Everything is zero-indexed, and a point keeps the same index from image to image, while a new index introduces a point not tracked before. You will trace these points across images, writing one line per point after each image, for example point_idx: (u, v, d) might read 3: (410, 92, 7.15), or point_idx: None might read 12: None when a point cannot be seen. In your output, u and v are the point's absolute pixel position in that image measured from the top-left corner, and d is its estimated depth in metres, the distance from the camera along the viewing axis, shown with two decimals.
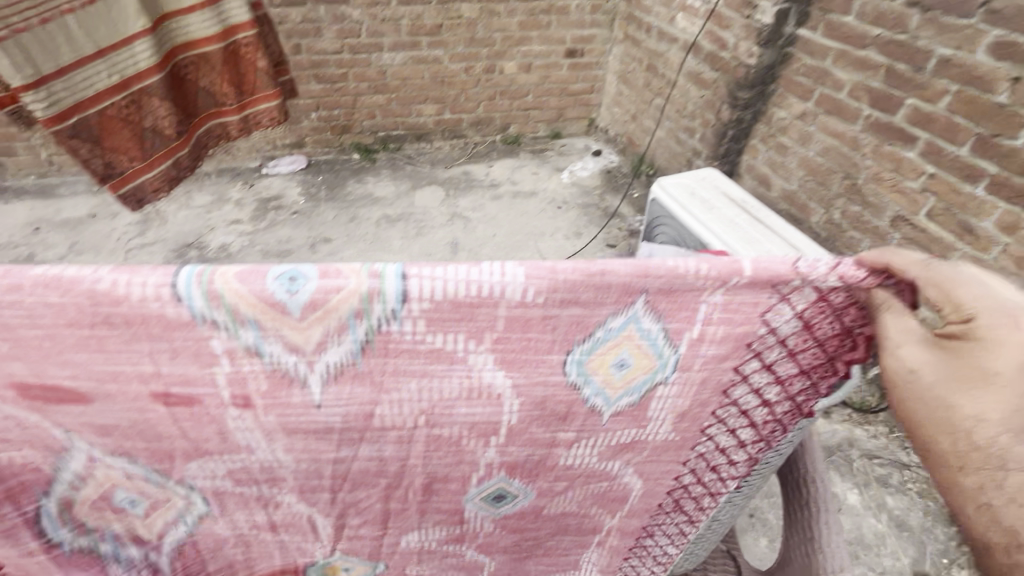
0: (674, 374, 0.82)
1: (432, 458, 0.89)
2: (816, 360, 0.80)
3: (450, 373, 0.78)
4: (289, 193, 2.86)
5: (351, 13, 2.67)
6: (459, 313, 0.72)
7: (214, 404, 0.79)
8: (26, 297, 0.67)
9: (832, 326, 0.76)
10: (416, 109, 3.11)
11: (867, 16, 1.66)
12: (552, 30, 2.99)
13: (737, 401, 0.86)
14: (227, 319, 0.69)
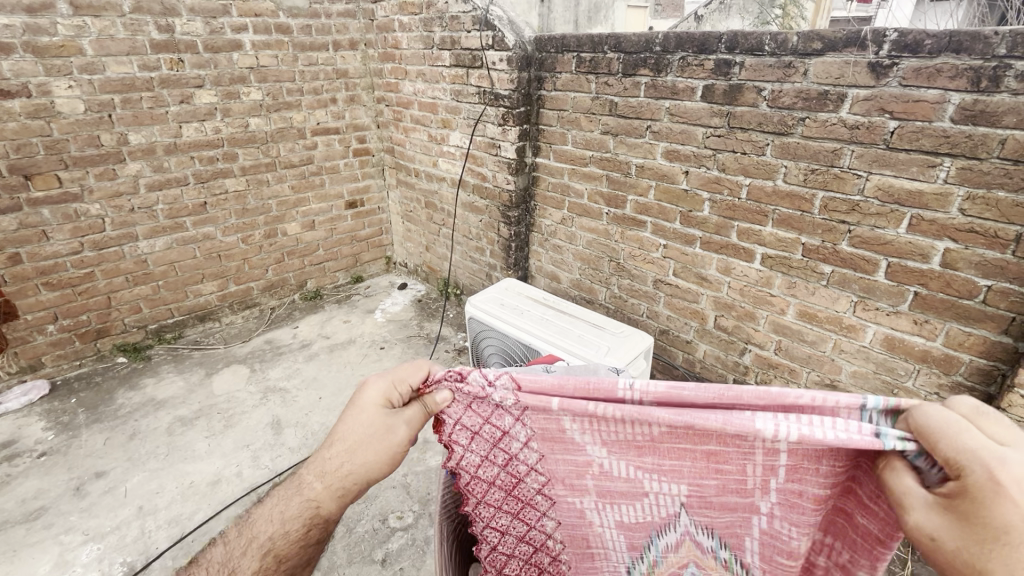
0: (508, 389, 0.91)
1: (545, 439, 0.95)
2: (483, 404, 0.95)
3: (461, 390, 0.94)
4: (27, 432, 2.21)
5: (86, 209, 2.36)
6: (467, 393, 0.94)
7: (402, 435, 0.92)
8: (337, 473, 0.91)
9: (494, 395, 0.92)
10: (192, 290, 2.80)
11: (580, 144, 2.16)
12: (326, 188, 3.10)
13: (515, 399, 0.91)
14: (404, 392, 0.96)
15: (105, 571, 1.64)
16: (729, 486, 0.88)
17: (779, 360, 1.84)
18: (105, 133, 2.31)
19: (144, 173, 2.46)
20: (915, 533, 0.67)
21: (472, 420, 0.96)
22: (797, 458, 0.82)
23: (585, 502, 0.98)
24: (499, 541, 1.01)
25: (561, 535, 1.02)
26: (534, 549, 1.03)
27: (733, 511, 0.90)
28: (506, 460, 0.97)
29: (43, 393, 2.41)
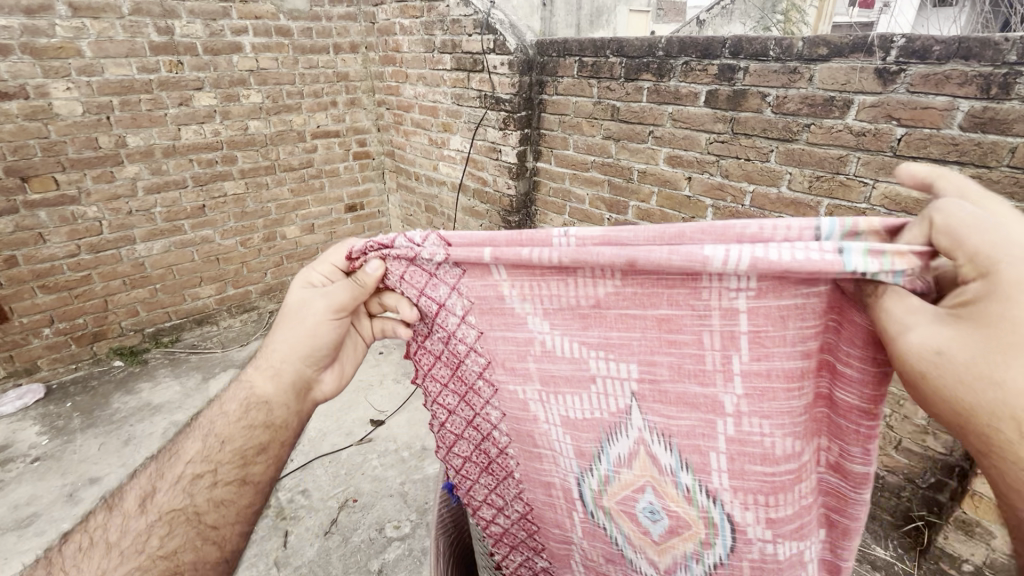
0: (440, 249, 0.85)
1: (485, 310, 0.87)
2: (416, 271, 0.89)
3: (400, 259, 0.90)
4: (21, 437, 2.18)
5: (84, 211, 2.35)
6: (401, 260, 0.90)
7: (317, 308, 0.93)
8: (270, 357, 0.95)
9: (423, 257, 0.87)
10: (190, 294, 2.78)
11: (582, 149, 2.14)
12: (326, 191, 3.08)
13: (445, 257, 0.85)
14: (326, 273, 0.95)
15: None
16: (684, 364, 0.74)
17: None
18: (103, 135, 2.29)
19: (142, 175, 2.44)
20: (913, 354, 0.57)
21: (409, 289, 0.91)
22: (764, 314, 0.67)
23: (526, 388, 0.87)
24: (447, 420, 0.95)
25: (506, 432, 0.93)
26: (482, 441, 0.95)
27: (694, 404, 0.75)
28: (446, 334, 0.91)
29: (38, 397, 2.39)
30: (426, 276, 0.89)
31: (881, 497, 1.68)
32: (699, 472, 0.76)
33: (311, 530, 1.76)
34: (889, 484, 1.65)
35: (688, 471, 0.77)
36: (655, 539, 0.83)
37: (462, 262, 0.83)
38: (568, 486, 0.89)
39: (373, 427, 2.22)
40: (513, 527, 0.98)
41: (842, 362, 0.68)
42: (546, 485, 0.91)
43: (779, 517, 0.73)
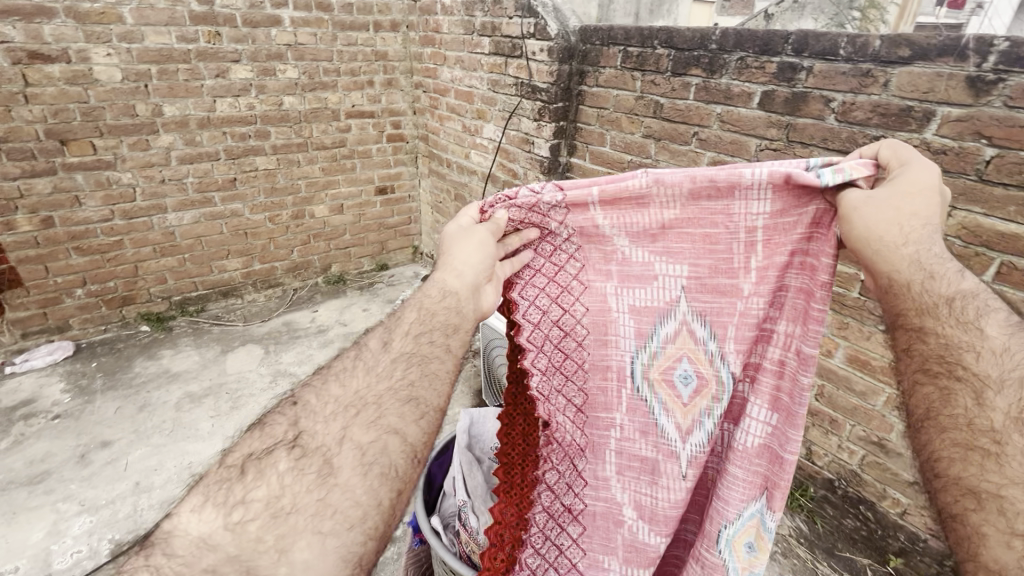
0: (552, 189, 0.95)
1: (586, 237, 0.96)
2: (527, 210, 0.97)
3: (521, 206, 0.97)
4: (47, 392, 2.26)
5: (119, 177, 2.38)
6: (521, 210, 0.98)
7: (487, 232, 0.95)
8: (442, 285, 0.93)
9: (538, 197, 0.96)
10: (218, 266, 2.81)
11: (619, 146, 1.98)
12: (357, 172, 3.04)
13: (555, 195, 0.95)
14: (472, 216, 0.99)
15: (92, 546, 1.63)
16: (719, 266, 0.87)
17: (819, 407, 1.63)
18: (140, 103, 2.31)
19: (176, 145, 2.45)
20: (848, 200, 0.75)
21: (526, 225, 0.98)
22: (773, 225, 0.83)
23: (603, 285, 0.96)
24: (531, 331, 0.96)
25: (587, 343, 0.97)
26: (564, 339, 0.97)
27: (722, 292, 0.88)
28: (550, 250, 0.99)
29: (67, 353, 2.47)
30: (535, 215, 0.97)
31: (919, 561, 1.51)
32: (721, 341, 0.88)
33: None
34: (931, 550, 1.49)
35: (714, 342, 0.89)
36: (684, 408, 0.91)
37: (575, 199, 0.93)
38: (622, 368, 0.95)
39: None
40: (567, 428, 0.98)
41: (812, 255, 0.80)
42: (605, 369, 0.96)
43: (763, 370, 0.85)
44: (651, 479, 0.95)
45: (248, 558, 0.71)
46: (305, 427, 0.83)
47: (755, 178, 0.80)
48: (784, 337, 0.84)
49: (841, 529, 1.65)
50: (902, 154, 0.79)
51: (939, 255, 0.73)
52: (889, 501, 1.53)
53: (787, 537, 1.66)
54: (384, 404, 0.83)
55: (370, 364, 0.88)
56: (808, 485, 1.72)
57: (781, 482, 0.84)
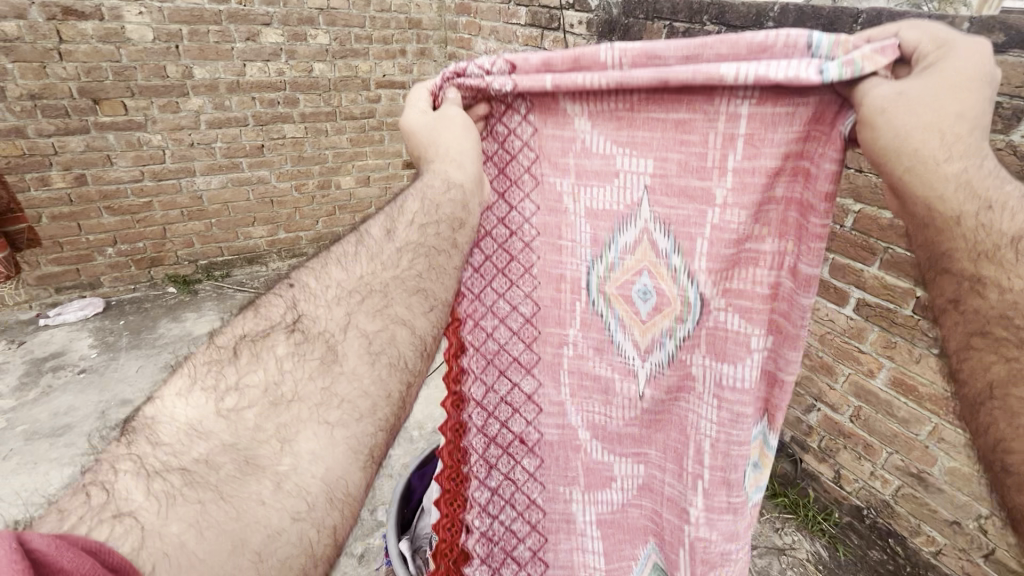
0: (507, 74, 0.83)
1: (548, 126, 0.87)
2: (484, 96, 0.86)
3: (474, 88, 0.85)
4: (76, 346, 2.33)
5: (149, 138, 2.39)
6: (473, 86, 0.85)
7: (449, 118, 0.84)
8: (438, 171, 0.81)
9: (495, 79, 0.83)
10: (243, 232, 2.82)
11: None
12: (386, 144, 2.98)
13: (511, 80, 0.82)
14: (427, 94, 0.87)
15: None
16: (690, 162, 0.79)
17: (853, 429, 1.50)
18: (171, 64, 2.29)
19: (206, 109, 2.44)
20: (870, 104, 0.60)
21: (481, 111, 0.87)
22: (758, 120, 0.72)
23: (560, 181, 0.89)
24: (491, 233, 0.93)
25: (539, 242, 0.92)
26: (512, 237, 0.92)
27: (692, 197, 0.80)
28: (504, 134, 0.89)
29: (98, 310, 2.54)
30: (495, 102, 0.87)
31: None
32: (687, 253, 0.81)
33: None
34: None
35: (679, 255, 0.82)
36: (643, 324, 0.88)
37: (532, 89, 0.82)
38: (577, 277, 0.91)
39: None
40: (512, 340, 0.95)
41: (809, 164, 0.70)
42: (558, 278, 0.92)
43: (744, 294, 0.79)
44: (604, 398, 0.94)
45: (247, 447, 0.57)
46: (305, 312, 0.68)
47: (736, 79, 0.68)
48: (769, 253, 0.76)
49: (865, 560, 1.53)
50: (951, 36, 0.58)
51: (994, 173, 0.57)
52: (923, 538, 1.41)
53: (805, 563, 1.54)
54: (391, 293, 0.72)
55: (373, 252, 0.74)
56: (833, 510, 1.61)
57: (783, 404, 0.80)
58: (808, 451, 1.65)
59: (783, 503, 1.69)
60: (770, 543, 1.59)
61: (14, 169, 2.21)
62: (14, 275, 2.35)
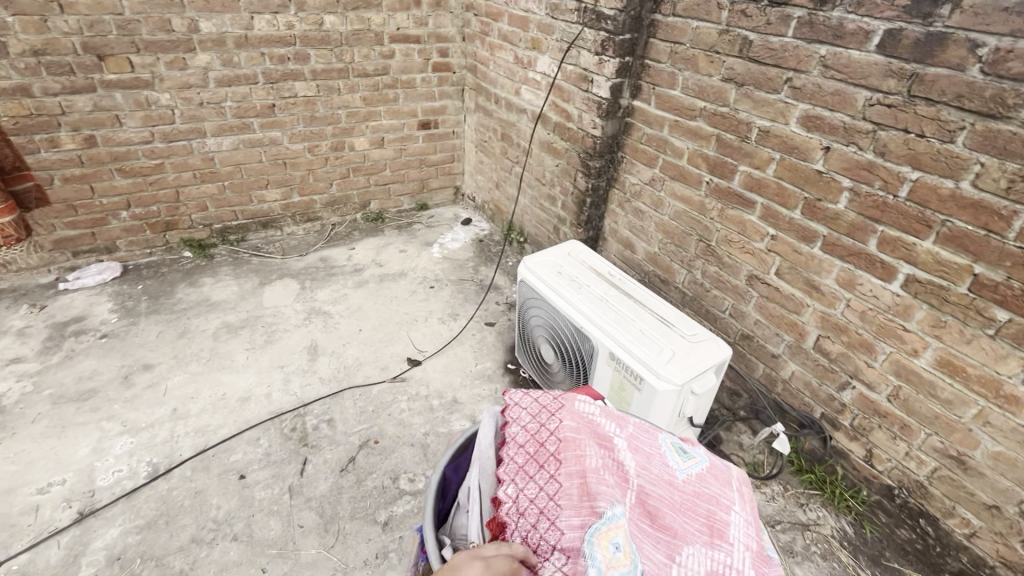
0: (562, 497, 0.85)
1: (571, 497, 0.85)
2: (537, 482, 0.88)
3: (526, 493, 0.87)
4: (96, 311, 2.33)
5: (157, 97, 2.30)
6: (527, 473, 0.89)
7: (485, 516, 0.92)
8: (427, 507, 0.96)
9: (558, 508, 0.85)
10: (257, 196, 2.76)
11: (692, 90, 1.72)
12: (400, 103, 2.85)
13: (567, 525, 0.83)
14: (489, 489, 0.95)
15: (132, 467, 1.71)
16: (690, 522, 0.86)
17: (890, 409, 1.45)
18: (176, 17, 2.18)
19: (214, 65, 2.33)
20: None
21: (522, 485, 0.88)
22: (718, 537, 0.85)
23: (580, 471, 0.87)
24: (511, 447, 0.93)
25: (546, 471, 0.88)
26: (535, 463, 0.90)
27: (683, 521, 0.87)
28: (552, 471, 0.88)
29: (116, 274, 2.53)
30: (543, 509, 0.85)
31: None
32: (678, 519, 0.87)
33: (328, 464, 1.74)
34: None
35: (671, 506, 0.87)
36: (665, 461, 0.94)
37: (587, 504, 0.85)
38: (607, 449, 0.92)
39: (409, 367, 2.14)
40: (536, 458, 0.90)
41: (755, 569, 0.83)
42: (563, 475, 0.87)
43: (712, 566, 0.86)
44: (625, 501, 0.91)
45: None
46: None
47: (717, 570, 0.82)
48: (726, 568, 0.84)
49: (892, 539, 1.50)
50: None
51: None
52: (957, 519, 1.38)
53: (829, 539, 1.53)
54: None
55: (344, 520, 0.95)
56: (862, 488, 1.58)
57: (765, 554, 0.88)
58: (839, 429, 1.60)
59: (809, 480, 1.66)
60: (795, 519, 1.58)
61: (22, 130, 2.15)
62: (23, 237, 2.23)
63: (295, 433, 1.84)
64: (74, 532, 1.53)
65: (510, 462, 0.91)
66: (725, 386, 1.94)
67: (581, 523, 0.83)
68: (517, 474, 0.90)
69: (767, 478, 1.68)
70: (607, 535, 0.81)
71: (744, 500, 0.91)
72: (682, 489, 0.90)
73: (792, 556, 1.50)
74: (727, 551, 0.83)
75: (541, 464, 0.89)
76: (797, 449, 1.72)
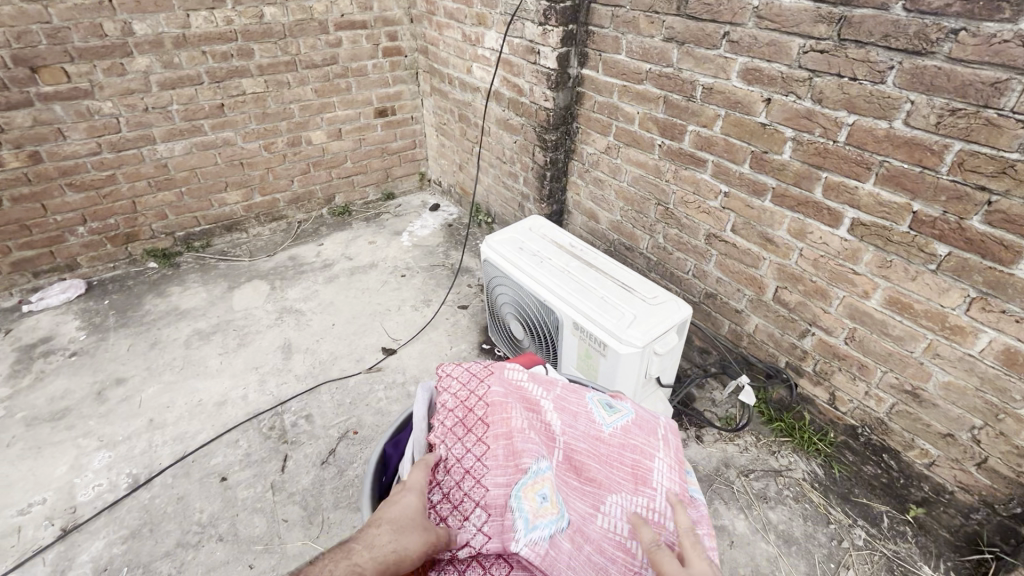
0: (490, 455, 0.94)
1: (498, 455, 0.94)
2: (466, 443, 0.97)
3: (455, 454, 0.96)
4: (63, 330, 2.30)
5: (99, 106, 2.24)
6: (457, 437, 0.99)
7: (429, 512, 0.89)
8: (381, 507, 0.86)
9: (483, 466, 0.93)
10: (217, 199, 2.71)
11: (636, 53, 1.70)
12: (354, 93, 2.80)
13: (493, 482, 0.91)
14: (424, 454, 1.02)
15: (112, 480, 1.71)
16: (613, 468, 1.02)
17: (848, 351, 1.48)
18: (108, 21, 2.11)
19: (154, 68, 2.27)
20: None
21: (451, 448, 0.97)
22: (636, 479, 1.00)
23: (509, 431, 0.98)
24: (443, 414, 1.03)
25: (475, 432, 0.99)
26: (465, 426, 1.00)
27: (607, 466, 1.02)
28: (480, 433, 0.98)
29: (80, 291, 2.49)
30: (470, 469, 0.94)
31: (942, 512, 1.43)
32: (601, 465, 1.02)
33: (309, 458, 1.75)
34: (957, 502, 1.39)
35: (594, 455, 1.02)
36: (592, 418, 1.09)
37: (512, 460, 0.94)
38: (535, 410, 1.06)
39: (384, 356, 2.14)
40: (467, 422, 1.01)
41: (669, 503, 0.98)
42: (492, 436, 0.97)
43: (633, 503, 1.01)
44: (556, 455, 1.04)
45: None
46: None
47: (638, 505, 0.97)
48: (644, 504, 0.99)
49: (860, 475, 1.58)
50: None
51: None
52: (917, 451, 1.43)
53: (800, 482, 1.60)
54: None
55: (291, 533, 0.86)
56: (829, 431, 1.63)
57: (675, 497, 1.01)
58: (803, 376, 1.64)
59: (780, 428, 1.72)
60: (768, 466, 1.64)
61: None
62: None
63: (274, 431, 1.85)
64: (58, 548, 1.53)
65: (441, 428, 1.00)
66: (695, 345, 1.97)
67: (508, 480, 0.91)
68: (448, 438, 0.99)
69: (738, 430, 1.74)
70: (534, 488, 0.89)
71: (668, 447, 1.07)
72: (608, 442, 1.05)
73: (766, 501, 1.55)
74: (649, 493, 0.98)
75: (470, 428, 1.00)
76: (766, 399, 1.78)
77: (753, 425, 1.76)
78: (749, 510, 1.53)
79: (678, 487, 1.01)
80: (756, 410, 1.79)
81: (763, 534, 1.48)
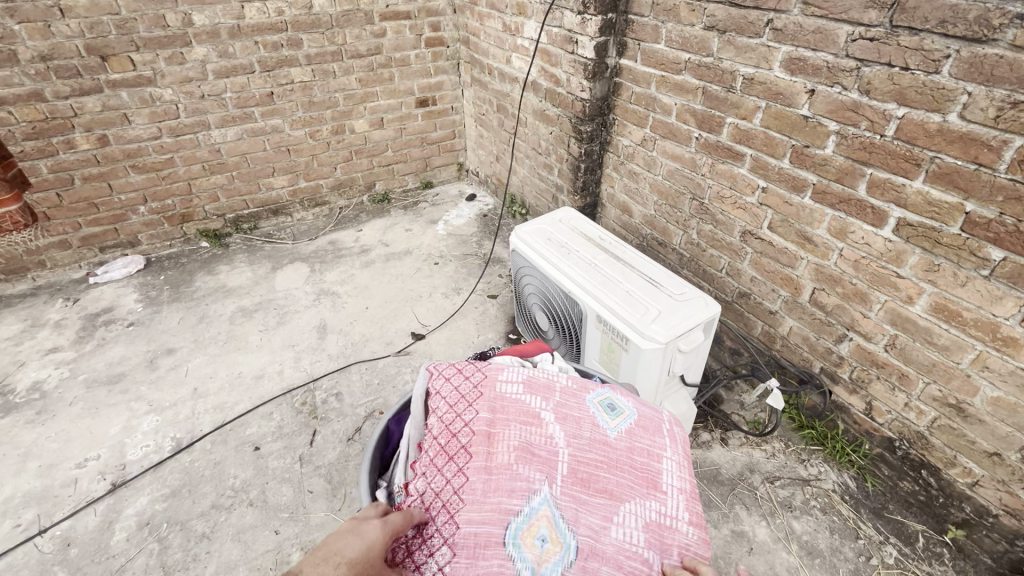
0: (479, 490, 0.94)
1: (485, 491, 0.94)
2: (449, 478, 0.96)
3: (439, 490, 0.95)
4: (123, 301, 2.48)
5: (161, 93, 2.39)
6: (443, 468, 0.98)
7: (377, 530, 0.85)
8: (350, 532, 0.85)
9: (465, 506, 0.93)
10: (265, 183, 2.84)
11: (676, 42, 1.65)
12: (396, 82, 2.86)
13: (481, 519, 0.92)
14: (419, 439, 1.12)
15: (158, 442, 1.84)
16: (618, 477, 1.02)
17: (888, 359, 1.40)
18: (170, 12, 2.23)
19: (210, 57, 2.39)
20: None
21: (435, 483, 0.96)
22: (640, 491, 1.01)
23: (499, 466, 0.97)
24: (430, 439, 1.02)
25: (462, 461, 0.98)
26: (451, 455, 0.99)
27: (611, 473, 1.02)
28: (468, 466, 0.97)
29: (140, 267, 2.67)
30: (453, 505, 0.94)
31: (984, 535, 1.34)
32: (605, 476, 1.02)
33: (336, 435, 1.83)
34: (1001, 526, 1.30)
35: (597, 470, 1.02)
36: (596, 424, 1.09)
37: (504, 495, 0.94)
38: (529, 432, 1.03)
39: (413, 340, 2.19)
40: (455, 449, 0.99)
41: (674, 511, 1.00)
42: (482, 467, 0.97)
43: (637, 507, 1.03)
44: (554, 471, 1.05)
45: None
46: None
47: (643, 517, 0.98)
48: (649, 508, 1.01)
49: (896, 491, 1.50)
50: None
51: None
52: (959, 469, 1.34)
53: (829, 493, 1.53)
54: None
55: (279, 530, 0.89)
56: (863, 442, 1.55)
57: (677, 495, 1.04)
58: (838, 383, 1.57)
59: (811, 436, 1.65)
60: (795, 475, 1.58)
61: (40, 133, 2.27)
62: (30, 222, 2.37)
63: (305, 407, 1.93)
64: (108, 501, 1.66)
65: (428, 458, 0.99)
66: (726, 345, 1.91)
67: (500, 520, 0.92)
68: (434, 471, 0.98)
69: (765, 435, 1.68)
70: (530, 533, 0.91)
71: (673, 442, 1.10)
72: (615, 447, 1.05)
73: (790, 510, 1.50)
74: (660, 497, 1.01)
75: (455, 460, 0.98)
76: (797, 405, 1.71)
77: (782, 431, 1.69)
78: (772, 517, 1.48)
79: (687, 484, 1.05)
80: (787, 416, 1.72)
81: (785, 543, 1.43)
